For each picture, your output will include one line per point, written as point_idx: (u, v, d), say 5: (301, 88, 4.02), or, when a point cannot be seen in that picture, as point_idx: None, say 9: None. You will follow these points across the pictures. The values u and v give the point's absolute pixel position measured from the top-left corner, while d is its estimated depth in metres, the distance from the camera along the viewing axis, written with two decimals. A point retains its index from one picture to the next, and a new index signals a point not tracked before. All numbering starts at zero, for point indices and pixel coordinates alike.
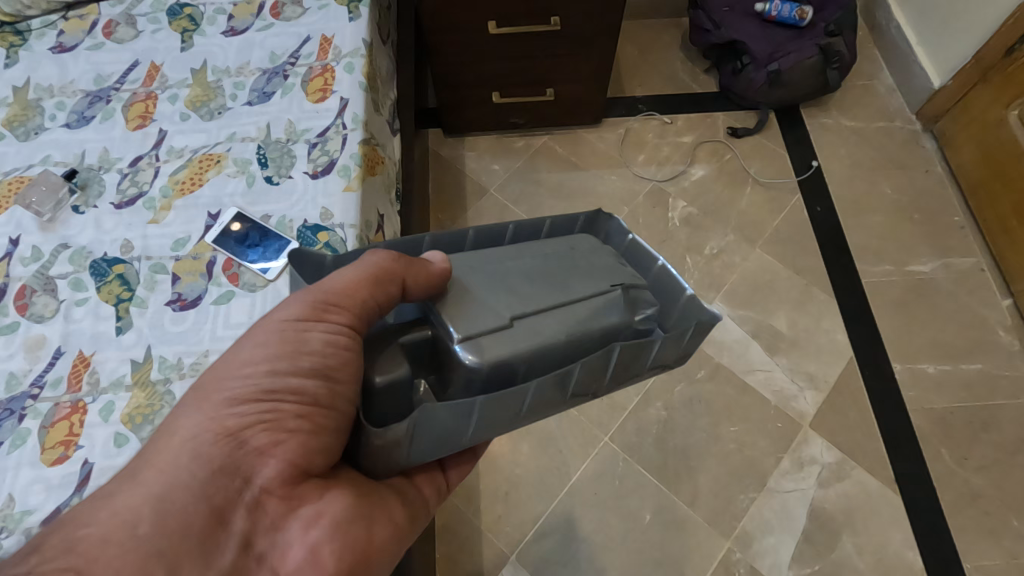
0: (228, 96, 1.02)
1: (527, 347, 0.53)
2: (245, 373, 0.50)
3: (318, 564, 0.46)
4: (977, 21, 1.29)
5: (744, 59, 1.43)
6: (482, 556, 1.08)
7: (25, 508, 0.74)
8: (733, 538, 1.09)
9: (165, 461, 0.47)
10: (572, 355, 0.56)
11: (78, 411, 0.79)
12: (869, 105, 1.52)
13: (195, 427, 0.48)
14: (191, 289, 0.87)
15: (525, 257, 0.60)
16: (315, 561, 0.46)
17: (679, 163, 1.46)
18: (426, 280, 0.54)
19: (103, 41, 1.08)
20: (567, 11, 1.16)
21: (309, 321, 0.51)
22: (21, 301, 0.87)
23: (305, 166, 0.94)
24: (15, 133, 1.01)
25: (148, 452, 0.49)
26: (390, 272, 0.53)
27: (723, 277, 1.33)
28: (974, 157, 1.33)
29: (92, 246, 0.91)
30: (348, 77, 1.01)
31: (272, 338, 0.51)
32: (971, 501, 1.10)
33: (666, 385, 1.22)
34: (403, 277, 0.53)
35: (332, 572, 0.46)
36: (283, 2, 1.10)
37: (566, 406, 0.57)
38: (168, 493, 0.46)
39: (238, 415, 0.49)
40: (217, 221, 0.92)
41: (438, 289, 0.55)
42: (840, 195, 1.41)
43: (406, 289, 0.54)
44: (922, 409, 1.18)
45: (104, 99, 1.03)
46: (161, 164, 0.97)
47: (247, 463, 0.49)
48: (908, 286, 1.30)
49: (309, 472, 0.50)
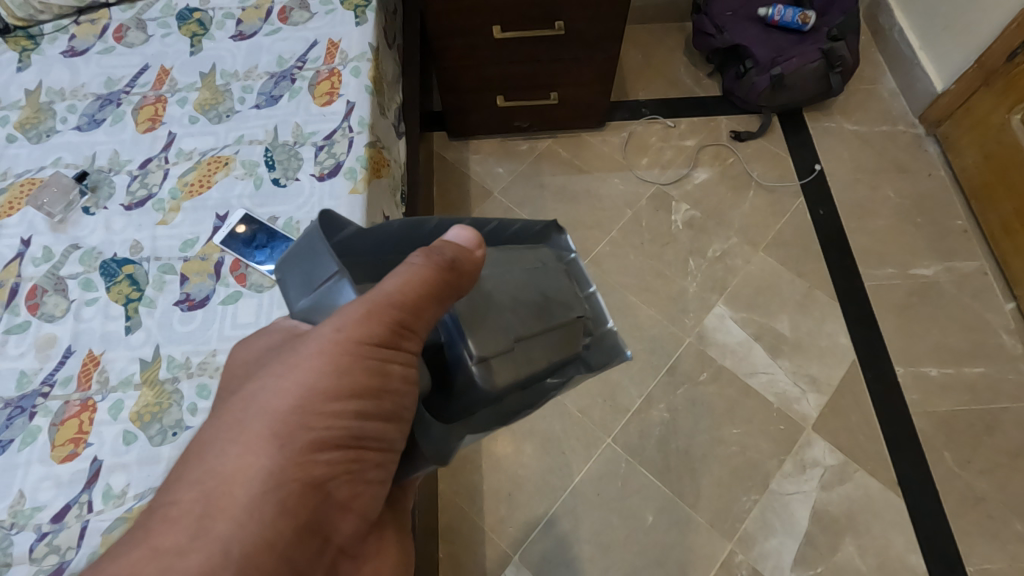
0: (237, 99, 1.03)
1: (523, 373, 0.51)
2: (322, 414, 0.41)
3: None
4: (979, 26, 1.29)
5: (748, 63, 1.43)
6: (484, 556, 1.09)
7: (35, 504, 0.75)
8: (734, 540, 1.09)
9: (232, 518, 0.38)
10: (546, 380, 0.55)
11: (87, 408, 0.81)
12: (872, 109, 1.52)
13: (268, 478, 0.39)
14: (199, 289, 0.88)
15: (511, 269, 0.55)
16: None
17: (682, 166, 1.47)
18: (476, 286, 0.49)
19: (114, 45, 1.10)
20: (571, 16, 1.17)
21: (391, 351, 0.44)
22: (32, 300, 0.88)
23: (311, 169, 0.96)
24: (27, 136, 1.02)
25: (202, 502, 0.38)
26: (455, 287, 0.47)
27: (725, 280, 1.33)
28: (976, 161, 1.33)
29: (101, 247, 0.92)
30: (355, 81, 1.02)
31: (350, 371, 0.42)
32: (974, 504, 1.10)
33: (668, 387, 1.22)
34: (462, 291, 0.48)
35: None
36: (290, 7, 1.11)
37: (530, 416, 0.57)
38: (247, 563, 0.37)
39: (319, 463, 0.41)
40: (225, 223, 0.93)
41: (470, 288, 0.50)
42: (843, 199, 1.42)
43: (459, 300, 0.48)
44: (925, 412, 1.18)
45: (114, 102, 1.04)
46: (170, 166, 0.98)
47: (327, 520, 0.41)
48: (911, 289, 1.31)
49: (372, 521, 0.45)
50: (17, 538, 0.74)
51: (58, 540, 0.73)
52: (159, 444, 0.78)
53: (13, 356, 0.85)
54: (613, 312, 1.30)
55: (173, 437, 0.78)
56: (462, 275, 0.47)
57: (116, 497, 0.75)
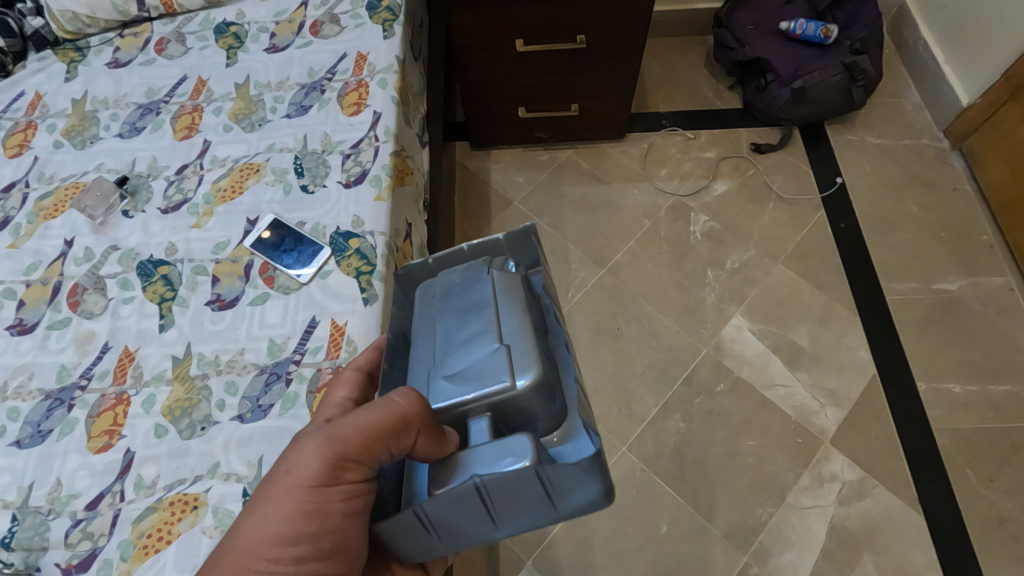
0: (269, 109, 1.08)
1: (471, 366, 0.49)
2: (282, 529, 0.50)
3: None
4: (1006, 40, 1.28)
5: (768, 76, 1.44)
6: (497, 559, 1.10)
7: (71, 492, 0.79)
8: (750, 553, 1.08)
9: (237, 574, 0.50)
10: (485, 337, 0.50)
11: (122, 402, 0.85)
12: (895, 123, 1.51)
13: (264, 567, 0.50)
14: (230, 290, 0.92)
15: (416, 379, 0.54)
16: None
17: (702, 178, 1.47)
18: (373, 424, 0.49)
19: (155, 57, 1.15)
20: (593, 30, 1.20)
21: (341, 481, 0.50)
22: (73, 298, 0.93)
23: (339, 176, 0.99)
24: (72, 142, 1.08)
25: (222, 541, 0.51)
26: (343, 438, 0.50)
27: (744, 291, 1.33)
28: (1004, 175, 1.31)
29: (139, 248, 0.97)
30: (381, 93, 1.06)
31: (310, 501, 0.50)
32: (999, 524, 1.08)
33: (684, 396, 1.23)
34: (363, 439, 0.50)
35: None
36: (322, 21, 1.16)
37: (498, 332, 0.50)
38: None
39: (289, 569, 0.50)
40: (255, 227, 0.96)
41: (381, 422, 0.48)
42: (864, 212, 1.41)
43: (366, 442, 0.50)
44: (948, 429, 1.16)
45: (154, 111, 1.10)
46: (205, 172, 1.03)
47: None
48: (934, 304, 1.29)
49: None
50: (53, 523, 0.77)
51: (91, 527, 0.77)
52: (188, 438, 0.81)
53: (54, 351, 0.89)
54: (630, 320, 1.31)
55: (201, 431, 0.82)
56: (360, 427, 0.50)
57: (146, 488, 0.79)
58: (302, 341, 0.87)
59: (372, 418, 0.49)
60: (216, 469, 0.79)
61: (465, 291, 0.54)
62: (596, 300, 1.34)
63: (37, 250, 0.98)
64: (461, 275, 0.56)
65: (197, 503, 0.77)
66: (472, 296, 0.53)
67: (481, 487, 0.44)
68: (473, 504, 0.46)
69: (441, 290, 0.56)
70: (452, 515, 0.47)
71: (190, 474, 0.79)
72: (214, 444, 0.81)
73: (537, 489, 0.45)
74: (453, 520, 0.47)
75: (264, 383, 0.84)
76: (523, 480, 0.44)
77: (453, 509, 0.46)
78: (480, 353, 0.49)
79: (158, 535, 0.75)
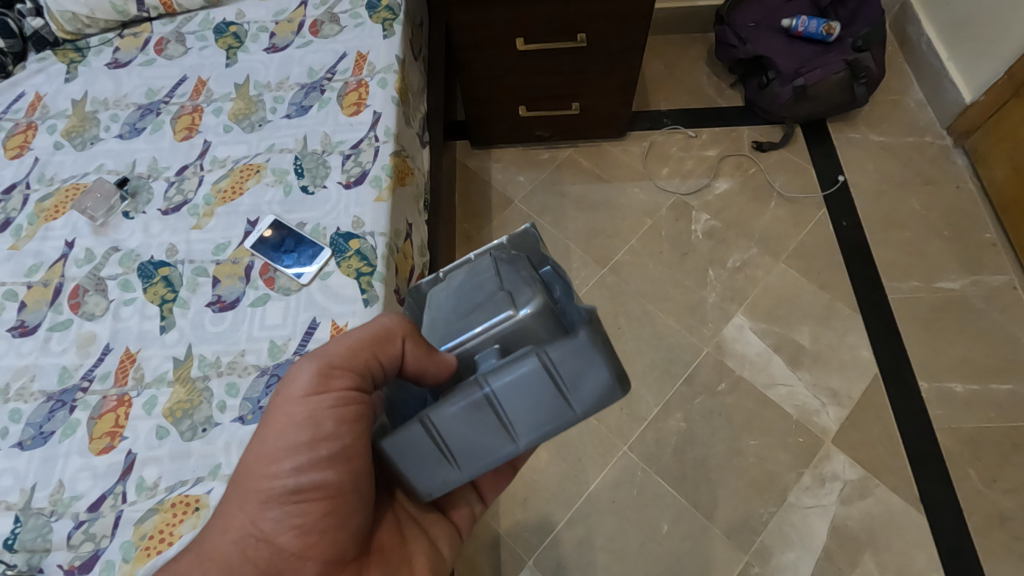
0: (269, 109, 1.08)
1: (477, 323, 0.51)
2: (284, 439, 0.55)
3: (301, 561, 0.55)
4: (1009, 37, 1.27)
5: (770, 73, 1.43)
6: (498, 559, 1.10)
7: (73, 494, 0.79)
8: (751, 552, 1.08)
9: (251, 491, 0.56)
10: (488, 296, 0.52)
11: (123, 404, 0.85)
12: (898, 120, 1.51)
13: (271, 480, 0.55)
14: (230, 292, 0.92)
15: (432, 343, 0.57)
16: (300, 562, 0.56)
17: (703, 177, 1.47)
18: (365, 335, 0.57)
19: (155, 57, 1.15)
20: (593, 28, 1.19)
21: (330, 387, 0.56)
22: (74, 299, 0.93)
23: (339, 177, 0.99)
24: (73, 143, 1.08)
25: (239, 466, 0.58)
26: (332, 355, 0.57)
27: (746, 290, 1.33)
28: (1008, 173, 1.31)
29: (140, 250, 0.97)
30: (381, 92, 1.06)
31: (303, 409, 0.56)
32: (1001, 524, 1.08)
33: (685, 396, 1.22)
34: (353, 350, 0.57)
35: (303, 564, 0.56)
36: (322, 20, 1.15)
37: (499, 289, 0.52)
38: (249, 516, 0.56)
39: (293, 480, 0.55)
40: (255, 228, 0.96)
41: (372, 332, 0.56)
42: (866, 211, 1.40)
43: (356, 353, 0.57)
44: (950, 429, 1.16)
45: (154, 112, 1.09)
46: (205, 173, 1.03)
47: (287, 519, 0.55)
48: (937, 303, 1.28)
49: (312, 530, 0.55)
50: (56, 525, 0.78)
51: (93, 528, 0.77)
52: (189, 439, 0.82)
53: (56, 352, 0.89)
54: (631, 320, 1.31)
55: (202, 433, 0.82)
56: (349, 342, 0.57)
57: (148, 489, 0.79)
58: (303, 342, 0.87)
59: (361, 334, 0.57)
60: (217, 471, 0.79)
61: (472, 273, 0.57)
62: (597, 299, 1.34)
63: (38, 252, 0.98)
64: (465, 269, 0.58)
65: (198, 505, 0.77)
66: (478, 274, 0.56)
67: (493, 396, 0.46)
68: (484, 413, 0.47)
69: (450, 280, 0.59)
70: (467, 427, 0.47)
71: (191, 476, 0.79)
72: (216, 446, 0.81)
73: (545, 383, 0.44)
74: (469, 435, 0.48)
75: (265, 384, 0.84)
76: (529, 377, 0.44)
77: (468, 426, 0.47)
78: (484, 308, 0.52)
79: (160, 536, 0.75)
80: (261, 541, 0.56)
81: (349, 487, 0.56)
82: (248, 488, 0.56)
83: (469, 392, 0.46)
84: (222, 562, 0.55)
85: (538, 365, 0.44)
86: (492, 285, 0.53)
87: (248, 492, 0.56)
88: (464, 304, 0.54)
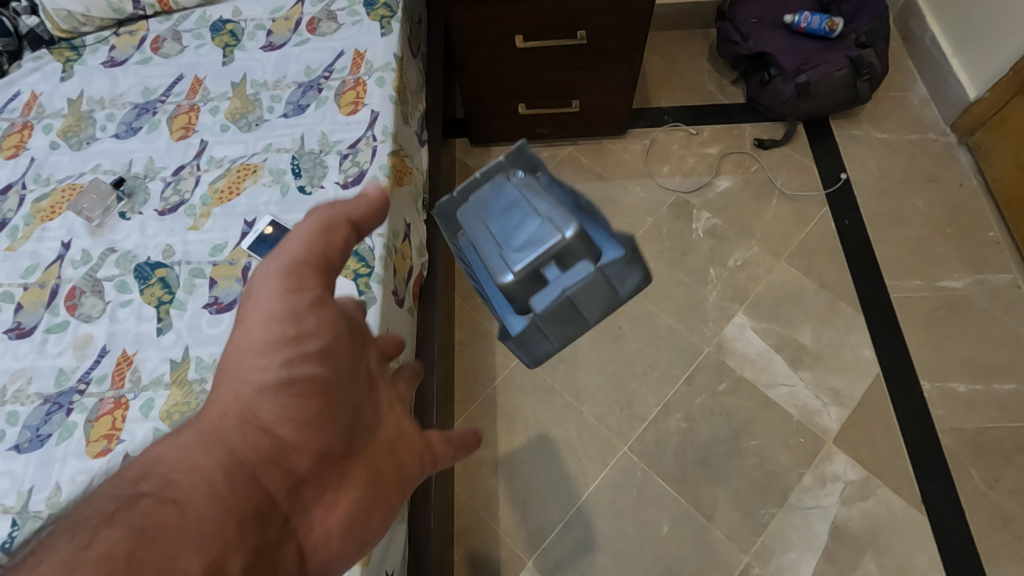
0: (266, 108, 1.07)
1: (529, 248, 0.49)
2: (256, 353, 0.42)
3: (305, 504, 0.41)
4: (1014, 33, 1.26)
5: (772, 70, 1.41)
6: (498, 559, 1.10)
7: (70, 497, 0.79)
8: (751, 553, 1.08)
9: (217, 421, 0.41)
10: (534, 220, 0.49)
11: (120, 406, 0.84)
12: (901, 117, 1.49)
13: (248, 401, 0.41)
14: (227, 293, 0.91)
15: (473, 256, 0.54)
16: (305, 505, 0.41)
17: (704, 175, 1.46)
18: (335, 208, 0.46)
19: (151, 56, 1.14)
20: (594, 25, 1.18)
21: (301, 279, 0.44)
22: (71, 301, 0.93)
23: (336, 177, 0.98)
24: (69, 143, 1.07)
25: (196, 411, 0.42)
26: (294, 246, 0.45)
27: (747, 289, 1.32)
28: (1012, 170, 1.29)
29: (136, 251, 0.96)
30: (379, 91, 1.05)
31: (274, 300, 0.43)
32: (1003, 524, 1.07)
33: (686, 396, 1.22)
34: (324, 226, 0.45)
35: (308, 507, 0.41)
36: (319, 18, 1.14)
37: (543, 215, 0.49)
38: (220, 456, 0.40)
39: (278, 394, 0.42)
40: (252, 229, 0.96)
41: (351, 206, 0.46)
42: (868, 209, 1.39)
43: (327, 240, 0.45)
44: (952, 429, 1.15)
45: (150, 111, 1.09)
46: (201, 173, 1.02)
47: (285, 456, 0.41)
48: (940, 302, 1.27)
49: (319, 459, 0.42)
50: None
51: None
52: None
53: (52, 355, 0.89)
54: (631, 319, 1.30)
55: None
56: (309, 225, 0.45)
57: None
58: None
59: (304, 226, 0.45)
60: None
61: (494, 193, 0.52)
62: None
63: (35, 253, 0.97)
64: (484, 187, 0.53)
65: None
66: (506, 192, 0.52)
67: (570, 301, 0.49)
68: (564, 315, 0.50)
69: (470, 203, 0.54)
70: (548, 329, 0.51)
71: None
72: None
73: (601, 289, 0.50)
74: (546, 337, 0.52)
75: None
76: (590, 282, 0.49)
77: (547, 328, 0.51)
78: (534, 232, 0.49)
79: None
80: (262, 460, 0.41)
81: (347, 379, 0.44)
82: (213, 420, 0.41)
83: (550, 302, 0.49)
84: (215, 479, 0.39)
85: (595, 275, 0.49)
86: (533, 205, 0.50)
87: (220, 416, 0.41)
88: (505, 228, 0.50)
